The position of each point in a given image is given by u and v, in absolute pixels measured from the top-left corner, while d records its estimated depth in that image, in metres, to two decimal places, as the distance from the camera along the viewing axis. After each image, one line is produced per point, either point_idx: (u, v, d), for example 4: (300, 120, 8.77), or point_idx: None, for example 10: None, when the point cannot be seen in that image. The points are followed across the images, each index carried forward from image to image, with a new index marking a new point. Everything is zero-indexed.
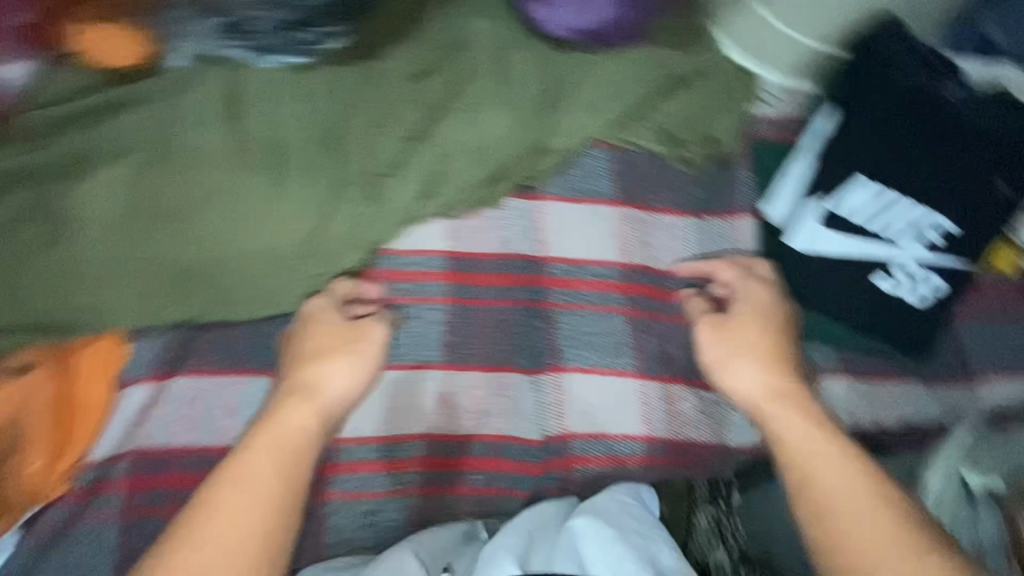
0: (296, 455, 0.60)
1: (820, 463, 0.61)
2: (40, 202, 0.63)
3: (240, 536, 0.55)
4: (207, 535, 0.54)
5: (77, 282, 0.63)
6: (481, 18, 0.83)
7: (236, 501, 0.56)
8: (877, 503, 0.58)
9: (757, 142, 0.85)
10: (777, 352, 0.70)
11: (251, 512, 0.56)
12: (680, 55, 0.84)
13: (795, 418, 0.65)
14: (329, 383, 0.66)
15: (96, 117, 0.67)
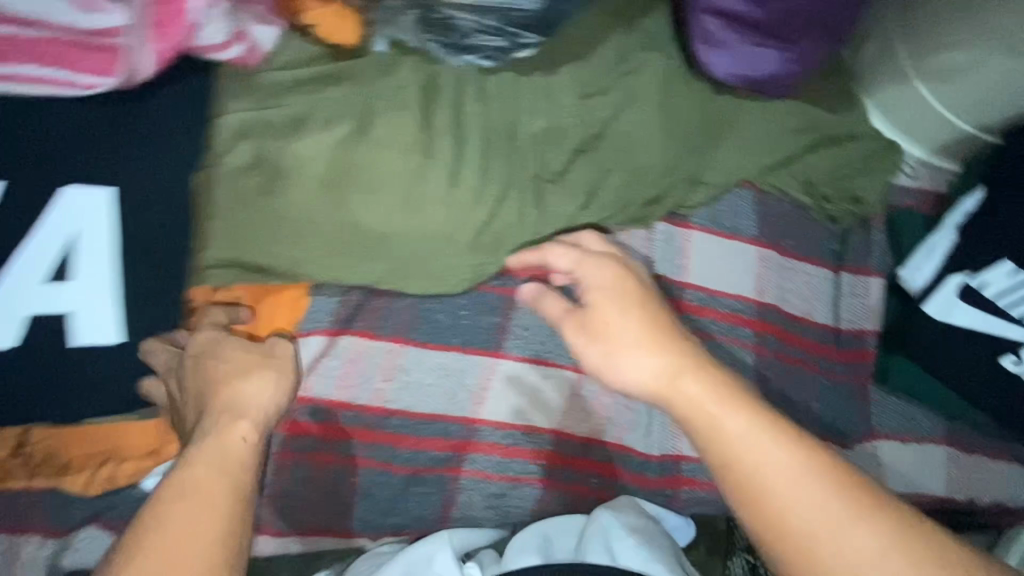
0: (233, 444, 0.55)
1: (765, 449, 0.55)
2: (259, 153, 0.66)
3: (200, 521, 0.49)
4: (165, 521, 0.49)
5: (281, 233, 0.67)
6: (656, 51, 0.87)
7: (182, 492, 0.50)
8: (830, 500, 0.52)
9: (895, 208, 0.89)
10: (651, 341, 0.62)
11: (204, 496, 0.51)
12: (833, 115, 0.88)
13: (697, 397, 0.59)
14: (242, 392, 0.59)
15: (315, 86, 0.71)
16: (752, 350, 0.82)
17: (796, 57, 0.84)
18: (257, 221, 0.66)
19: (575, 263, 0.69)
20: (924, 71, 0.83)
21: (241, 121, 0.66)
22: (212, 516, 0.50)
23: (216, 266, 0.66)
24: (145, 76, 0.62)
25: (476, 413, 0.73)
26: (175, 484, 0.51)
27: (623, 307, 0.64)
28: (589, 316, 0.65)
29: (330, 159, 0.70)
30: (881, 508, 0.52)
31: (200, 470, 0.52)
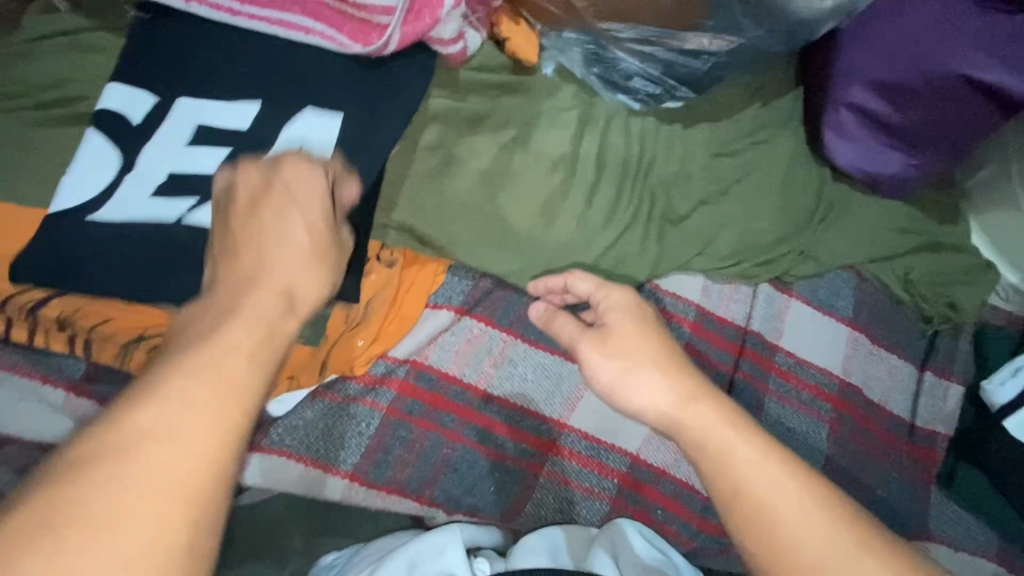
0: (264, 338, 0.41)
1: (767, 475, 0.48)
2: (439, 140, 0.75)
3: (207, 427, 0.36)
4: (178, 412, 0.36)
5: (439, 210, 0.74)
6: (786, 128, 0.95)
7: (192, 377, 0.37)
8: (838, 533, 0.46)
9: (984, 324, 0.92)
10: (666, 363, 0.56)
11: (218, 391, 0.38)
12: (939, 225, 0.94)
13: (708, 417, 0.52)
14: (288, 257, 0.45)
15: (497, 94, 0.80)
16: (827, 424, 0.86)
17: (918, 163, 0.89)
18: (426, 194, 0.73)
19: (595, 287, 0.66)
20: None
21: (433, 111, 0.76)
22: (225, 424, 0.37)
23: (384, 228, 0.72)
24: (390, 51, 0.71)
25: (567, 417, 0.76)
26: (187, 358, 0.38)
27: (644, 335, 0.59)
28: (608, 336, 0.60)
29: (493, 158, 0.77)
30: (892, 563, 0.45)
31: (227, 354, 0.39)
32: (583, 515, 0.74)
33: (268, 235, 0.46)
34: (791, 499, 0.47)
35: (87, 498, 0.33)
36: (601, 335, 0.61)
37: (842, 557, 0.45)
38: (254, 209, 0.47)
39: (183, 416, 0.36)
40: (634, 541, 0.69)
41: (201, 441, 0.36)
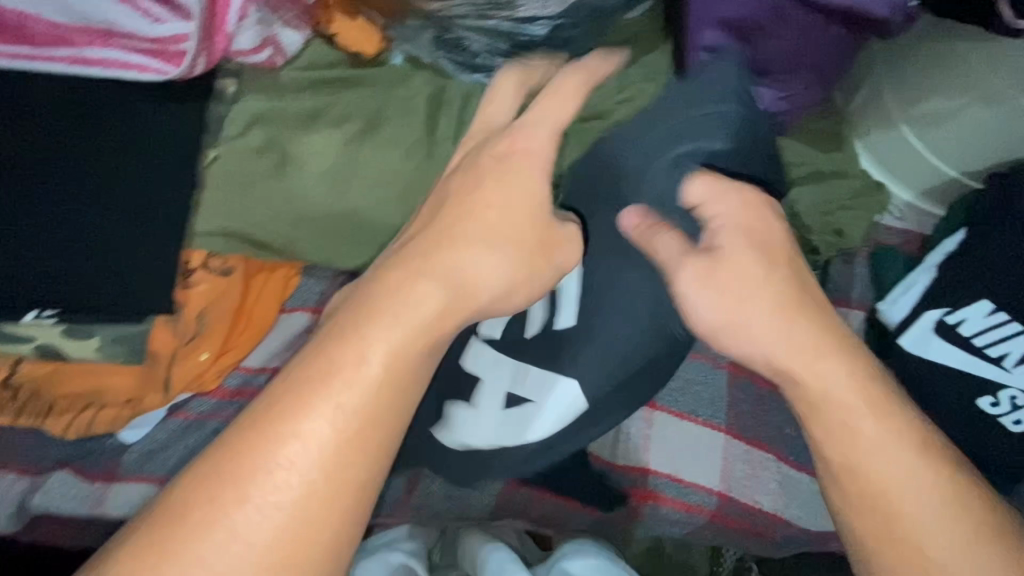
0: (416, 353, 0.51)
1: (864, 427, 0.55)
2: (274, 142, 0.71)
3: (331, 475, 0.47)
4: (292, 457, 0.47)
5: (275, 214, 0.71)
6: (653, 83, 0.94)
7: (327, 436, 0.48)
8: (900, 445, 0.55)
9: (879, 245, 0.92)
10: (792, 306, 0.56)
11: (340, 444, 0.48)
12: (823, 154, 0.93)
13: (808, 355, 0.55)
14: (480, 273, 0.55)
15: (337, 88, 0.76)
16: (728, 371, 0.84)
17: (786, 96, 0.88)
18: (255, 194, 0.70)
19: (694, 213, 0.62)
20: (911, 117, 0.87)
21: (254, 111, 0.71)
22: (344, 474, 0.48)
23: (209, 237, 0.70)
24: (200, 72, 0.64)
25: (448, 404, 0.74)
26: (317, 404, 0.48)
27: (783, 252, 0.58)
28: (709, 258, 0.57)
29: (337, 154, 0.74)
30: (932, 456, 0.55)
31: (356, 362, 0.49)
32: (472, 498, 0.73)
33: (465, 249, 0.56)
34: (867, 407, 0.55)
35: (216, 532, 0.46)
36: (709, 264, 0.57)
37: (890, 463, 0.55)
38: (473, 217, 0.57)
39: (313, 454, 0.47)
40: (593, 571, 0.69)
41: (316, 492, 0.47)
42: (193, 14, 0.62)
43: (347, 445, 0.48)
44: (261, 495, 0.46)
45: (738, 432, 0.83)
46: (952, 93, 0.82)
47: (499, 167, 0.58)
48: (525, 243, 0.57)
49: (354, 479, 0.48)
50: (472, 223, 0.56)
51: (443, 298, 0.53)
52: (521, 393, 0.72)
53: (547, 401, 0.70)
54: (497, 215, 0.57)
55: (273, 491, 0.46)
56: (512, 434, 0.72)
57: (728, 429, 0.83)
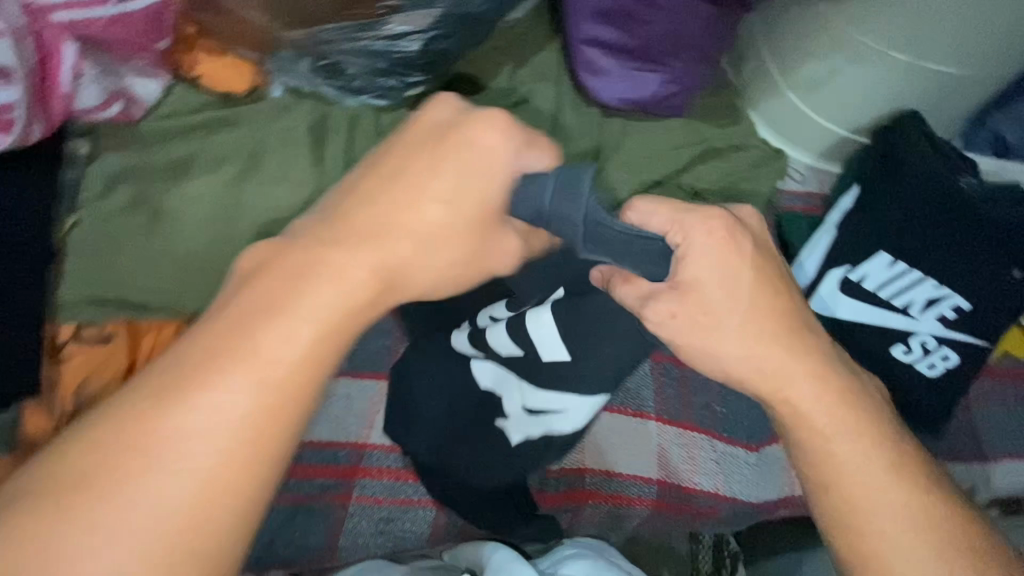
0: (334, 337, 0.42)
1: (831, 445, 0.50)
2: (144, 196, 0.72)
3: (223, 472, 0.37)
4: (182, 447, 0.37)
5: (151, 268, 0.71)
6: (544, 82, 0.93)
7: (220, 421, 0.38)
8: (875, 456, 0.50)
9: (781, 211, 0.93)
10: (764, 330, 0.51)
11: (234, 435, 0.38)
12: (717, 129, 0.93)
13: (773, 361, 0.51)
14: (417, 255, 0.46)
15: (209, 132, 0.77)
16: (650, 359, 0.84)
17: (672, 78, 0.88)
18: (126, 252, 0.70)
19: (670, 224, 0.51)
20: (793, 82, 0.89)
21: (116, 168, 0.72)
22: (238, 475, 0.38)
23: (76, 307, 0.68)
24: (36, 138, 0.66)
25: (366, 438, 0.73)
26: (211, 383, 0.38)
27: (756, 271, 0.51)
28: (677, 298, 0.51)
29: (220, 197, 0.74)
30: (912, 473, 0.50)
31: (278, 354, 0.40)
32: (405, 528, 0.72)
33: (398, 213, 0.46)
34: (846, 419, 0.51)
35: (76, 538, 0.35)
36: (679, 293, 0.51)
37: (868, 473, 0.49)
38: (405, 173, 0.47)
39: (202, 447, 0.37)
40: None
41: (202, 496, 0.37)
42: (13, 81, 0.62)
43: (242, 436, 0.38)
44: (136, 492, 0.36)
45: (669, 417, 0.83)
46: (824, 56, 0.82)
47: (450, 138, 0.48)
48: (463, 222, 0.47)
49: (254, 481, 0.38)
50: (415, 193, 0.47)
51: (365, 271, 0.44)
52: (542, 403, 0.68)
53: (572, 406, 0.68)
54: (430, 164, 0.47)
55: (144, 492, 0.36)
56: (546, 425, 0.69)
57: (658, 415, 0.83)
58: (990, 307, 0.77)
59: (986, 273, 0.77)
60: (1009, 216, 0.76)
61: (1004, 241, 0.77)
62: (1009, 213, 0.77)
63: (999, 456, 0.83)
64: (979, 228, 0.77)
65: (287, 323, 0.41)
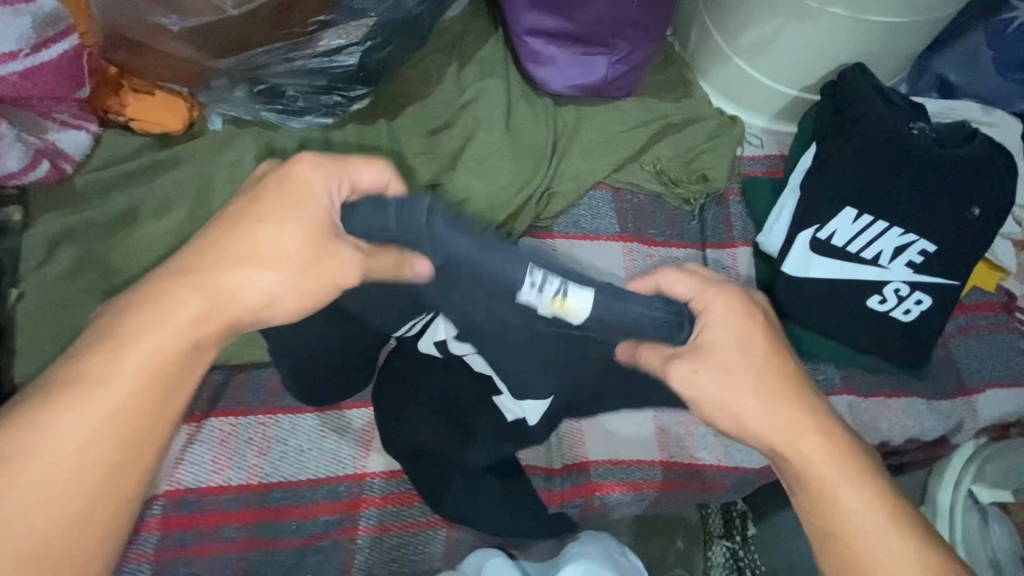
0: (176, 359, 0.44)
1: (842, 497, 0.52)
2: (90, 256, 0.68)
3: (78, 487, 0.41)
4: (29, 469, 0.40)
5: None
6: (491, 77, 0.91)
7: (68, 442, 0.41)
8: (842, 465, 0.52)
9: (746, 178, 0.93)
10: (776, 391, 0.53)
11: (85, 454, 0.41)
12: (671, 105, 0.93)
13: (777, 421, 0.53)
14: (244, 273, 0.44)
15: (152, 175, 0.73)
16: None
17: (620, 59, 0.87)
18: (77, 315, 0.66)
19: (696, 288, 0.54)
20: (739, 49, 0.89)
21: (57, 230, 0.69)
22: (96, 490, 0.41)
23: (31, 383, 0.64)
24: None
25: (363, 467, 0.71)
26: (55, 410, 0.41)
27: (768, 331, 0.54)
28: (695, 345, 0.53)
29: (169, 244, 0.71)
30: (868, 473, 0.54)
31: (110, 374, 0.42)
32: (418, 551, 0.70)
33: (236, 232, 0.44)
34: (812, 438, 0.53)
35: None
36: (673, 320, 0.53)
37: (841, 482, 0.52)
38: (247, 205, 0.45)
39: (52, 466, 0.41)
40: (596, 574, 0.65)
41: (58, 512, 0.40)
42: None
43: (93, 454, 0.41)
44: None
45: None
46: (767, 18, 0.82)
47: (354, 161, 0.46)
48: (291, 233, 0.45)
49: (110, 495, 0.42)
50: (264, 224, 0.45)
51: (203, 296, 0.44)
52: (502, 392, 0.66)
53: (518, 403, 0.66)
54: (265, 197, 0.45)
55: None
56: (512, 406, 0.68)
57: None
58: (955, 248, 0.79)
59: (948, 214, 0.79)
60: (959, 157, 0.79)
61: (959, 181, 0.79)
62: (958, 154, 0.79)
63: (982, 388, 0.86)
64: (935, 171, 0.79)
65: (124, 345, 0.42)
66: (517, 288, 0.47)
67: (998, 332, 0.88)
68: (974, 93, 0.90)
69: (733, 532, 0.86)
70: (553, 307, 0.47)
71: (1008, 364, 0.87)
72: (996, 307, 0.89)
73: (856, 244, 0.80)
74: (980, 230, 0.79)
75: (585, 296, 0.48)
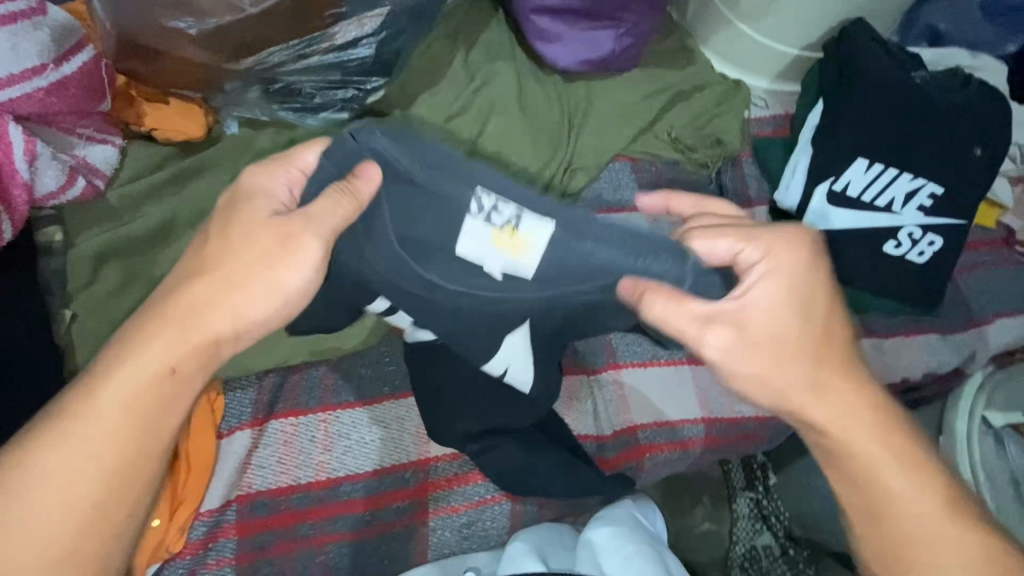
0: (161, 388, 0.49)
1: (885, 475, 0.55)
2: (133, 272, 0.69)
3: (89, 493, 0.47)
4: (48, 481, 0.47)
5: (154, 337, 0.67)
6: (501, 59, 0.91)
7: (79, 461, 0.48)
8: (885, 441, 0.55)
9: (756, 139, 0.96)
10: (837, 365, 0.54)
11: (90, 469, 0.48)
12: (677, 73, 0.95)
13: (831, 405, 0.54)
14: (219, 302, 0.49)
15: (181, 185, 0.73)
16: None
17: (627, 31, 0.87)
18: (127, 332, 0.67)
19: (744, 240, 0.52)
20: (740, 13, 0.91)
21: (97, 247, 0.69)
22: (99, 497, 0.48)
23: None
24: (8, 236, 0.63)
25: (425, 453, 0.73)
26: (65, 443, 0.48)
27: (830, 300, 0.53)
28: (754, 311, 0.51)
29: None
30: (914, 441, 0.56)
31: (106, 407, 0.48)
32: (488, 526, 0.73)
33: (209, 267, 0.49)
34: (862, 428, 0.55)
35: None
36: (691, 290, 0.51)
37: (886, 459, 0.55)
38: (221, 231, 0.50)
39: (63, 481, 0.47)
40: (617, 544, 0.67)
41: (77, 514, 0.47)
42: None
43: (101, 469, 0.48)
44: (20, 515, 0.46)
45: (699, 358, 0.87)
46: None
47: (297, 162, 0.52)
48: (230, 245, 0.49)
49: (118, 499, 0.48)
50: (249, 236, 0.49)
51: (183, 330, 0.49)
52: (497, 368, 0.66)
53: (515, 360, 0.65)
54: (241, 227, 0.49)
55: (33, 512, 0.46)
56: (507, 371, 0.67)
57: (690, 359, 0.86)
58: (961, 189, 0.84)
59: (952, 157, 0.83)
60: (957, 102, 0.83)
61: (960, 125, 0.83)
62: (955, 99, 0.83)
63: (990, 318, 0.91)
64: (937, 117, 0.83)
65: (115, 383, 0.48)
66: (464, 213, 0.50)
67: (1000, 265, 0.94)
68: (964, 40, 0.94)
69: (756, 483, 0.88)
70: (505, 237, 0.50)
71: (1011, 295, 0.92)
72: (997, 243, 0.94)
73: (870, 194, 0.84)
74: (983, 169, 0.84)
75: (536, 226, 0.49)
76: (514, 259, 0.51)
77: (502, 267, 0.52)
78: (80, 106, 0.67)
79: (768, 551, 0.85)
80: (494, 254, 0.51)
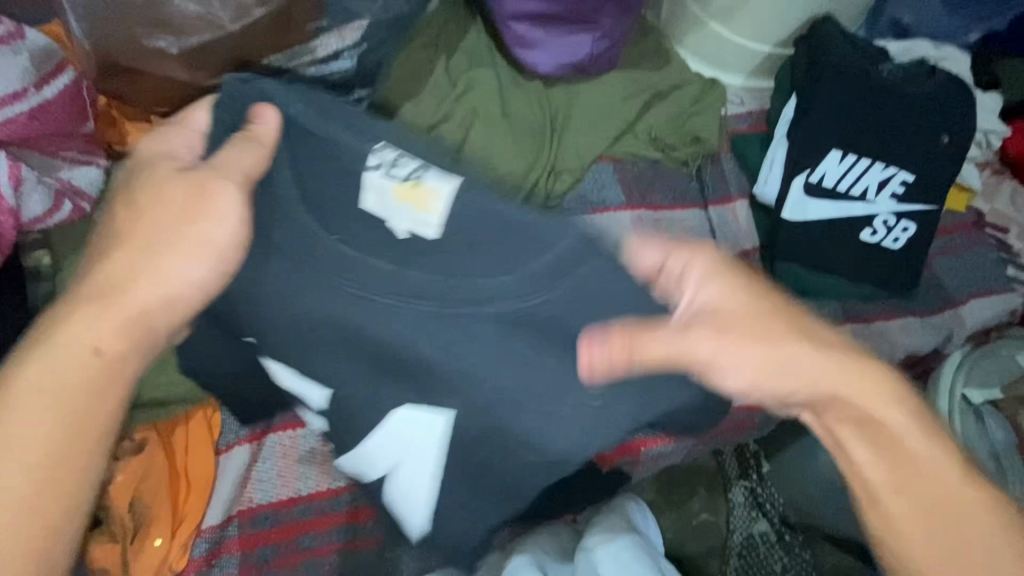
0: (84, 372, 0.43)
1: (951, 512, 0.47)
2: None
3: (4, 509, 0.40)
4: None
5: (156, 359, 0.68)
6: (482, 65, 0.92)
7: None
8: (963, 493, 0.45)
9: (734, 136, 0.99)
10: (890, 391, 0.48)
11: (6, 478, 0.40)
12: (655, 74, 0.97)
13: (850, 400, 0.48)
14: (145, 268, 0.46)
15: None
16: None
17: (604, 33, 0.89)
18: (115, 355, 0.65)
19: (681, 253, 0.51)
20: (713, 13, 0.93)
21: None
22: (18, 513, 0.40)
23: None
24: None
25: None
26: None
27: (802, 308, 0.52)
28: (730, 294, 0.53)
29: None
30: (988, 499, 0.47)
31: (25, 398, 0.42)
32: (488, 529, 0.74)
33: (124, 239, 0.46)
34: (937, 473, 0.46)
35: None
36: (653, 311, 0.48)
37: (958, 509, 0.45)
38: (130, 200, 0.48)
39: None
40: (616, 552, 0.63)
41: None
42: None
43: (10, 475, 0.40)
44: None
45: None
46: None
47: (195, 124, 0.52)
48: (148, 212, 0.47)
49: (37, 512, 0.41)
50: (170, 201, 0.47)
51: (103, 303, 0.44)
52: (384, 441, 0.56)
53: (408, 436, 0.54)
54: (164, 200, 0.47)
55: None
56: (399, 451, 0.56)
57: None
58: (933, 175, 0.87)
59: (921, 145, 0.86)
60: (923, 92, 0.86)
61: (928, 113, 0.86)
62: (921, 89, 0.86)
63: (965, 299, 0.94)
64: (904, 107, 0.86)
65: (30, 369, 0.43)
66: (364, 170, 0.49)
67: (973, 248, 0.97)
68: (928, 32, 0.98)
69: (749, 472, 0.89)
70: (404, 191, 0.48)
71: (984, 276, 0.96)
72: (968, 226, 0.98)
73: (844, 185, 0.87)
74: (952, 156, 0.87)
75: (441, 180, 0.49)
76: (419, 215, 0.48)
77: (407, 226, 0.48)
78: (63, 127, 0.67)
79: (765, 538, 0.86)
80: (399, 212, 0.48)
